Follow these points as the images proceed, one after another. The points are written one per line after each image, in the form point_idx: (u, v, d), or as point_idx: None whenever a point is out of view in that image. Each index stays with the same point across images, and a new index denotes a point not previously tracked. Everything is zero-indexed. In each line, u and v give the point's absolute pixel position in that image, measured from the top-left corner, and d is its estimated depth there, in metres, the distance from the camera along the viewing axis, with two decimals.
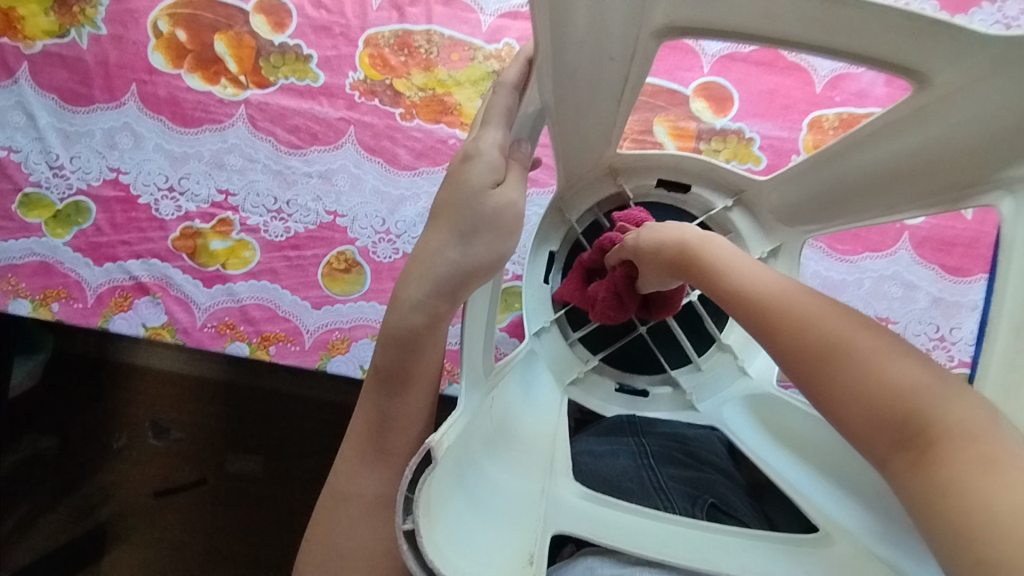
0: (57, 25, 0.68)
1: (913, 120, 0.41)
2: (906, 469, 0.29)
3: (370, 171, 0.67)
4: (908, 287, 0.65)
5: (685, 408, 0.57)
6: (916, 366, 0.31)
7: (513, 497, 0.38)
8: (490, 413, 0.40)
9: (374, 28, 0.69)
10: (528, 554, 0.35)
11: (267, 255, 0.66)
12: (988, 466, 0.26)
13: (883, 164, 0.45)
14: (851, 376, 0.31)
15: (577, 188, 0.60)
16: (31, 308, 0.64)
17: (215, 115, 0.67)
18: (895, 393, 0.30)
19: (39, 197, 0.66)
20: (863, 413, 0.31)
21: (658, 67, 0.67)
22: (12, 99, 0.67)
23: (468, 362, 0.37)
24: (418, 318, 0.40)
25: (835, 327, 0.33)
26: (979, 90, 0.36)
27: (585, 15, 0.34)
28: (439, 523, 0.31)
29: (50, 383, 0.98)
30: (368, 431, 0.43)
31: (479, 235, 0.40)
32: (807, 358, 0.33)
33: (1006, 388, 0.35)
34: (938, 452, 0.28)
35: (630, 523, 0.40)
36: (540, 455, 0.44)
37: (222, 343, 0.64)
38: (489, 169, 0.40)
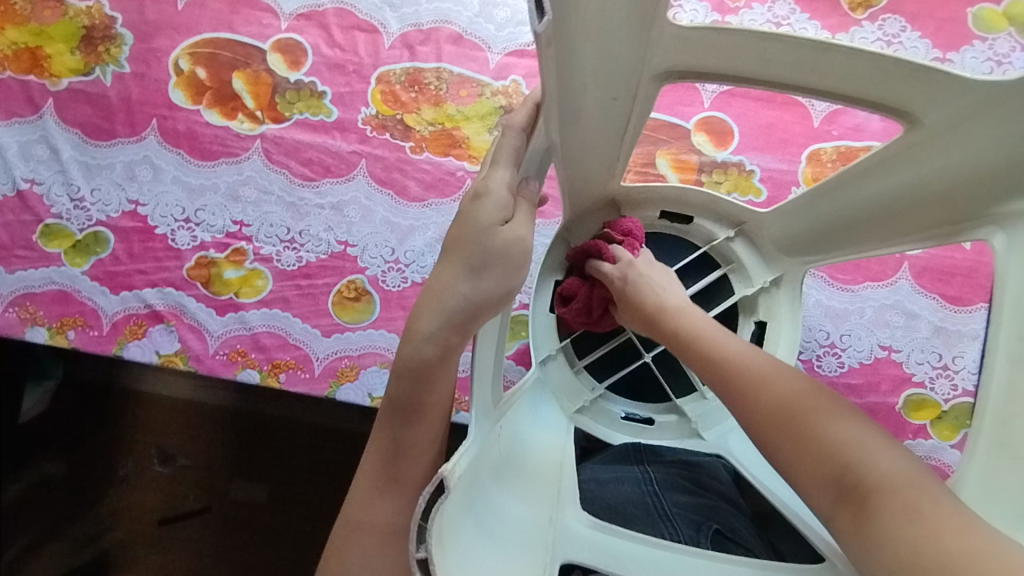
0: (82, 64, 0.71)
1: (905, 158, 0.43)
2: (850, 521, 0.34)
3: (381, 203, 0.69)
4: (909, 316, 0.66)
5: (691, 435, 0.58)
6: (855, 425, 0.36)
7: (522, 526, 0.39)
8: (498, 442, 0.41)
9: (386, 66, 0.72)
10: None
11: (279, 284, 0.67)
12: (916, 516, 0.31)
13: (877, 199, 0.47)
14: (800, 437, 0.37)
15: (582, 219, 0.61)
16: (48, 336, 0.65)
17: (231, 149, 0.70)
18: (837, 453, 0.35)
19: (59, 227, 0.68)
20: (817, 473, 0.36)
21: (661, 102, 0.69)
22: (37, 133, 0.70)
23: (477, 393, 0.38)
24: (430, 349, 0.41)
25: (790, 398, 0.38)
26: (968, 131, 0.38)
27: (590, 61, 0.36)
28: (451, 551, 0.32)
29: (59, 409, 0.99)
30: (380, 459, 0.43)
31: (489, 269, 0.41)
32: (771, 426, 0.38)
33: (1004, 416, 0.36)
34: (875, 506, 0.33)
35: (638, 552, 0.41)
36: (547, 481, 0.44)
37: (233, 370, 0.65)
38: (498, 207, 0.42)
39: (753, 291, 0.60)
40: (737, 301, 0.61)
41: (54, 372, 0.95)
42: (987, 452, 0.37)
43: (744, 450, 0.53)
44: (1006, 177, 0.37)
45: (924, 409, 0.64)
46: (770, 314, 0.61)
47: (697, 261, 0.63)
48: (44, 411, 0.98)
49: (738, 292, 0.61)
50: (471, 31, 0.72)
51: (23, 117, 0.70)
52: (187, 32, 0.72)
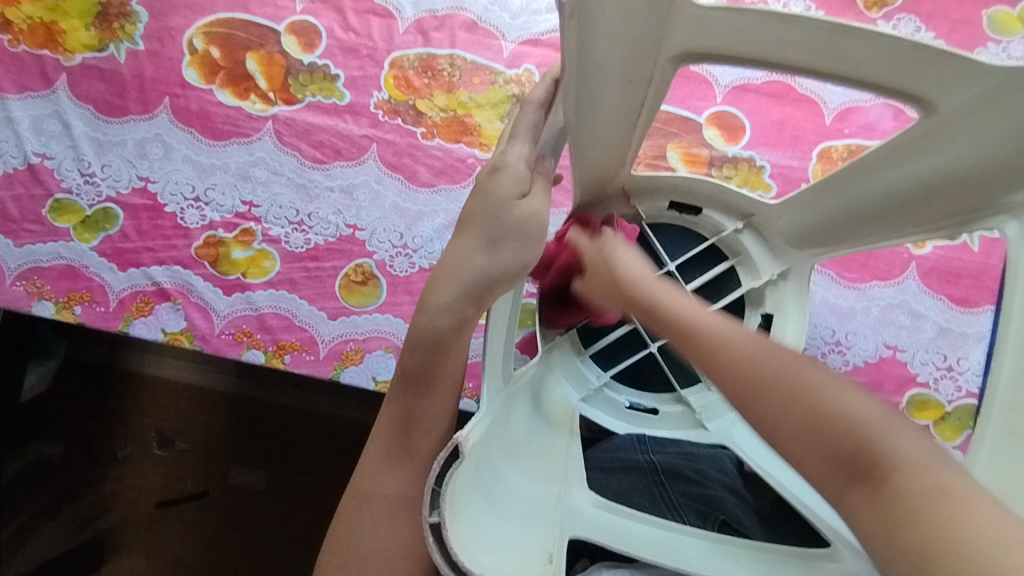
0: (97, 40, 0.71)
1: (918, 148, 0.43)
2: (862, 503, 0.30)
3: (391, 187, 0.69)
4: (915, 316, 0.66)
5: (695, 426, 0.58)
6: (858, 395, 0.32)
7: (530, 502, 0.39)
8: (509, 420, 0.41)
9: (400, 51, 0.72)
10: (547, 555, 0.36)
11: (287, 266, 0.67)
12: (946, 499, 0.27)
13: (888, 189, 0.47)
14: (795, 410, 0.32)
15: (592, 208, 0.61)
16: (55, 311, 0.65)
17: (242, 129, 0.70)
18: (847, 425, 0.31)
19: (69, 203, 0.68)
20: (823, 450, 0.32)
21: (672, 96, 0.69)
22: (49, 108, 0.70)
23: (490, 369, 0.38)
24: (445, 320, 0.41)
25: (776, 362, 0.34)
26: (983, 118, 0.38)
27: (611, 37, 0.36)
28: (463, 518, 0.32)
29: (60, 389, 0.99)
30: (391, 431, 0.44)
31: (505, 243, 0.41)
32: (771, 397, 0.33)
33: (1012, 404, 0.36)
34: (892, 487, 0.29)
35: (644, 531, 0.41)
36: (557, 463, 0.45)
37: (238, 350, 0.65)
38: (516, 181, 0.42)
39: (761, 283, 0.60)
40: (744, 293, 0.62)
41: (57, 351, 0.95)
42: (993, 442, 0.37)
43: (750, 442, 0.53)
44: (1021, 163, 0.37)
45: (927, 409, 0.64)
46: (777, 307, 0.61)
47: (703, 254, 0.64)
48: (46, 390, 0.98)
49: (746, 284, 0.61)
50: (485, 19, 0.72)
51: (35, 91, 0.70)
52: (202, 12, 0.72)
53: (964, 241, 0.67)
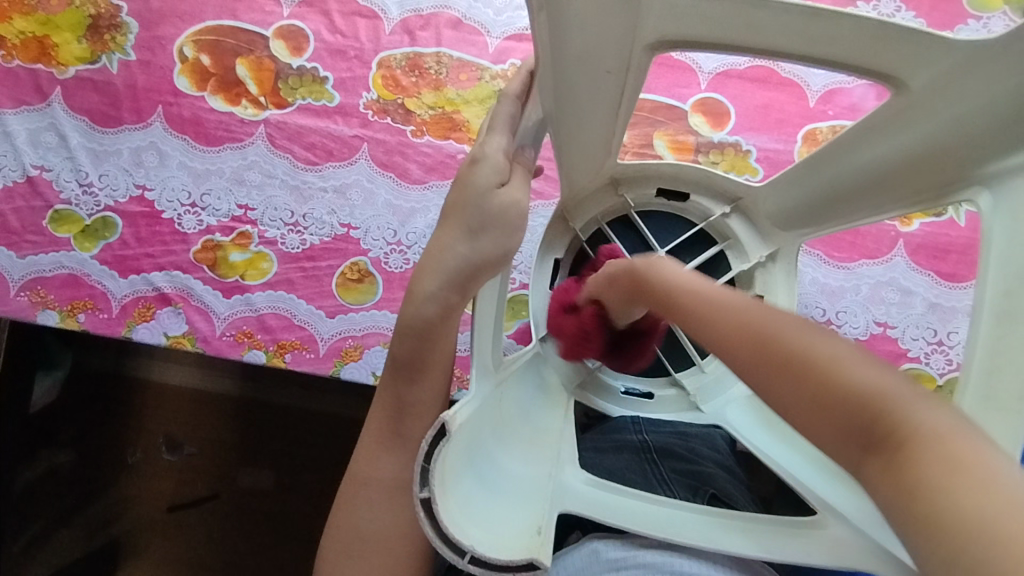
0: (89, 52, 0.72)
1: (895, 123, 0.43)
2: (877, 475, 0.27)
3: (383, 186, 0.70)
4: (905, 292, 0.67)
5: (689, 408, 0.59)
6: (876, 369, 0.28)
7: (521, 482, 0.40)
8: (498, 404, 0.42)
9: (387, 51, 0.73)
10: (535, 527, 0.37)
11: (284, 267, 0.69)
12: (960, 468, 0.24)
13: (864, 167, 0.48)
14: (811, 385, 0.29)
15: (581, 200, 0.63)
16: (59, 319, 0.67)
17: (235, 134, 0.71)
18: (863, 402, 0.27)
19: (69, 213, 0.69)
20: (833, 425, 0.28)
21: (657, 85, 0.70)
22: (45, 121, 0.71)
23: (478, 353, 0.39)
24: (431, 308, 0.43)
25: (788, 332, 0.30)
26: (954, 91, 0.38)
27: (582, 31, 0.37)
28: (453, 491, 0.34)
29: (69, 398, 1.01)
30: (384, 418, 0.45)
31: (486, 232, 0.43)
32: (769, 372, 0.30)
33: (991, 368, 0.37)
34: (907, 457, 0.26)
35: (634, 505, 0.42)
36: (547, 442, 0.46)
37: (240, 351, 0.67)
38: (494, 171, 0.43)
39: (750, 266, 0.61)
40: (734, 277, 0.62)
41: (64, 361, 0.97)
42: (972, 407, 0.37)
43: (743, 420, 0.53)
44: (992, 137, 0.38)
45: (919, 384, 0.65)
46: (766, 289, 0.61)
47: (694, 238, 0.65)
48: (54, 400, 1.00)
49: (735, 267, 0.62)
50: (469, 16, 0.73)
51: (31, 104, 0.71)
52: (191, 20, 0.73)
53: (950, 217, 0.68)
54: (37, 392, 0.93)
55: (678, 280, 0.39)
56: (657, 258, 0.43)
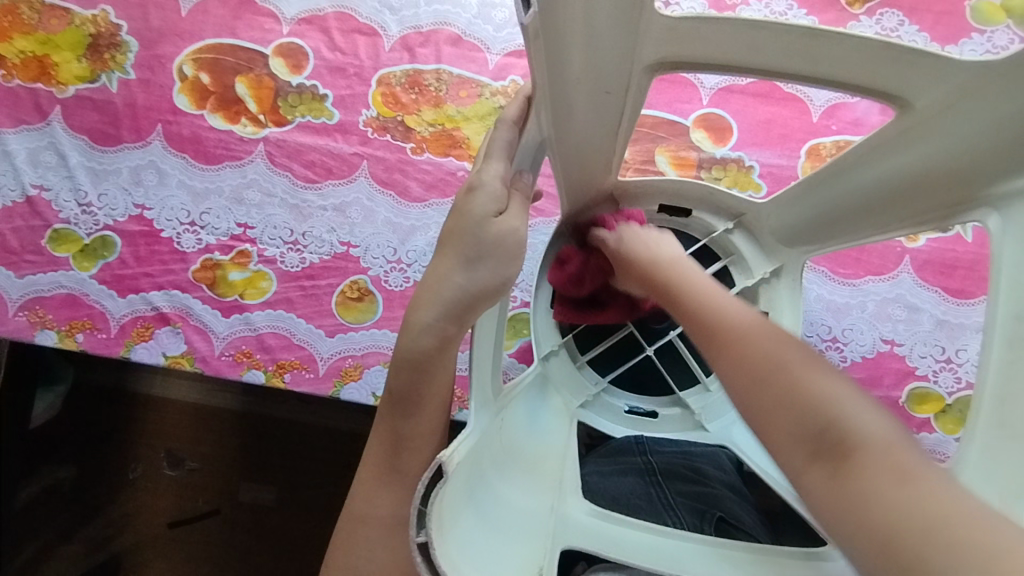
0: (89, 71, 0.72)
1: (904, 140, 0.42)
2: (823, 476, 0.32)
3: (382, 204, 0.70)
4: (912, 309, 0.66)
5: (695, 428, 0.58)
6: (837, 382, 0.35)
7: (524, 516, 0.40)
8: (498, 435, 0.42)
9: (387, 68, 0.72)
10: (535, 567, 0.37)
11: (283, 285, 0.68)
12: (901, 477, 0.30)
13: (866, 188, 0.47)
14: (781, 389, 0.35)
15: (580, 215, 0.62)
16: (57, 339, 0.67)
17: (235, 153, 0.71)
18: (823, 408, 0.33)
19: (68, 232, 0.69)
20: (791, 422, 0.34)
21: (659, 100, 0.69)
22: (45, 140, 0.71)
23: (477, 386, 0.39)
24: (428, 340, 0.42)
25: (774, 348, 0.37)
26: (961, 112, 0.38)
27: (580, 53, 0.36)
28: (451, 535, 0.33)
29: (70, 414, 1.00)
30: (381, 450, 0.44)
31: (484, 260, 0.42)
32: (748, 375, 0.36)
33: (1003, 395, 0.36)
34: (855, 462, 0.31)
35: (637, 537, 0.41)
36: (548, 473, 0.45)
37: (239, 371, 0.67)
38: (491, 199, 0.43)
39: (754, 282, 0.60)
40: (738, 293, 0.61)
41: (64, 377, 0.97)
42: (983, 437, 0.36)
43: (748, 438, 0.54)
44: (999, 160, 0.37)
45: (928, 403, 0.64)
46: (771, 305, 0.60)
47: (697, 254, 0.64)
48: (54, 417, 0.99)
49: (739, 283, 0.61)
50: (469, 33, 0.73)
51: (31, 124, 0.71)
52: (190, 39, 0.72)
53: (957, 233, 0.67)
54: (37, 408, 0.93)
55: (688, 287, 0.45)
56: (679, 256, 0.50)
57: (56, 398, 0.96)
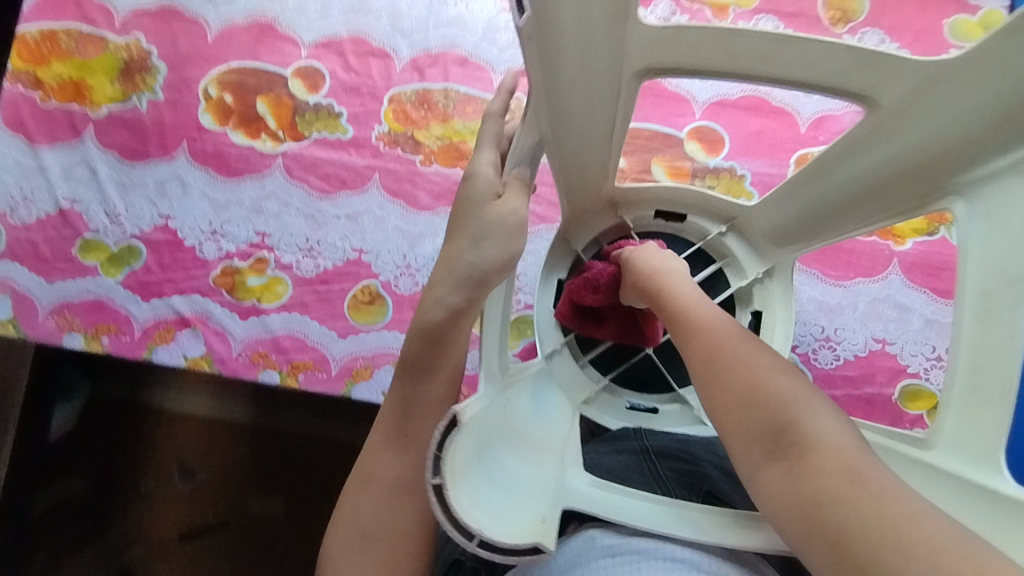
0: (120, 92, 0.77)
1: (870, 137, 0.46)
2: (779, 473, 0.36)
3: (393, 213, 0.74)
4: (902, 309, 0.69)
5: (695, 422, 0.61)
6: (802, 389, 0.38)
7: (530, 481, 0.42)
8: (506, 411, 0.45)
9: (398, 87, 0.77)
10: (540, 517, 0.40)
11: (299, 290, 0.72)
12: (849, 477, 0.33)
13: (844, 183, 0.51)
14: (747, 394, 0.39)
15: (580, 221, 0.65)
16: (84, 341, 0.71)
17: (255, 167, 0.75)
18: (782, 411, 0.37)
19: (96, 241, 0.73)
20: (754, 422, 0.38)
21: (654, 114, 0.74)
22: (78, 156, 0.76)
23: (487, 356, 0.44)
24: (439, 313, 0.46)
25: (745, 356, 0.41)
26: (924, 105, 0.41)
27: (573, 61, 0.40)
28: (465, 482, 0.37)
29: (85, 429, 1.03)
30: (393, 416, 0.48)
31: (489, 238, 0.46)
32: (722, 381, 0.41)
33: (975, 368, 0.37)
34: (808, 462, 0.35)
35: (635, 502, 0.43)
36: (553, 451, 0.48)
37: (255, 371, 0.70)
38: (489, 185, 0.49)
39: (747, 281, 0.63)
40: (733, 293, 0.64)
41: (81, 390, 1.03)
42: (958, 410, 0.38)
43: None
44: (960, 150, 0.40)
45: (920, 399, 0.66)
46: (765, 304, 0.64)
47: (691, 259, 0.66)
48: (71, 431, 1.03)
49: (733, 284, 0.64)
50: (475, 54, 0.78)
51: (65, 141, 0.76)
52: (215, 62, 0.78)
53: (943, 236, 0.70)
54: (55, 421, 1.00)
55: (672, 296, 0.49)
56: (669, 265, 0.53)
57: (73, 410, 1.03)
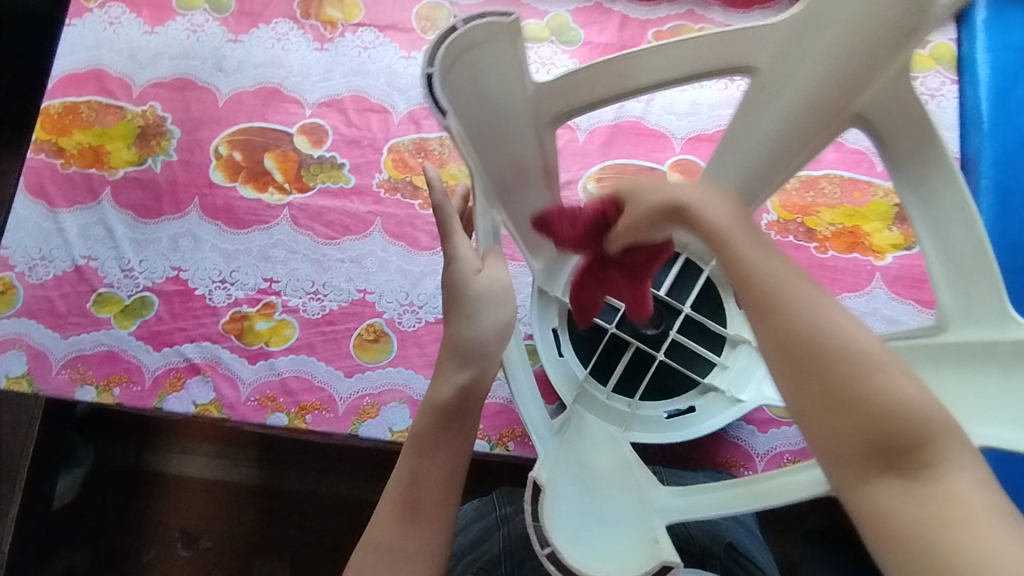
0: (137, 156, 0.82)
1: (758, 108, 0.55)
2: (891, 492, 0.31)
3: (395, 254, 0.78)
4: (890, 320, 0.71)
5: (732, 404, 0.65)
6: (922, 397, 0.32)
7: (619, 513, 0.49)
8: (565, 461, 0.51)
9: (396, 138, 0.82)
10: (651, 539, 0.45)
11: (305, 331, 0.74)
12: (986, 517, 0.29)
13: (757, 149, 0.58)
14: (856, 401, 0.32)
15: (550, 272, 0.68)
16: (96, 393, 0.72)
17: (263, 217, 0.79)
18: (902, 425, 0.32)
19: (111, 295, 0.76)
20: (860, 435, 0.32)
21: (636, 151, 0.79)
22: (95, 217, 0.80)
23: (529, 420, 0.51)
24: (448, 389, 0.49)
25: (853, 348, 0.33)
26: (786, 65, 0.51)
27: (490, 73, 0.49)
28: (569, 540, 0.42)
29: (87, 498, 1.01)
30: (402, 489, 0.48)
31: (482, 311, 0.48)
32: (821, 379, 0.33)
33: (953, 261, 0.46)
34: (934, 491, 0.30)
35: (713, 499, 0.49)
36: (628, 482, 0.54)
37: (264, 414, 0.71)
38: (473, 260, 0.49)
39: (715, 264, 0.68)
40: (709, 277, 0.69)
41: (85, 458, 1.00)
42: (948, 281, 0.46)
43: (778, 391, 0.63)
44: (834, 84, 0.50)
45: None
46: None
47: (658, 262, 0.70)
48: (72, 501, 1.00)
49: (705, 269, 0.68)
50: None
51: (83, 204, 0.80)
52: (226, 124, 0.83)
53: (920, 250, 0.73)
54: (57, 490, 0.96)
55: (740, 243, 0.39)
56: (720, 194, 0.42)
57: (76, 480, 0.99)
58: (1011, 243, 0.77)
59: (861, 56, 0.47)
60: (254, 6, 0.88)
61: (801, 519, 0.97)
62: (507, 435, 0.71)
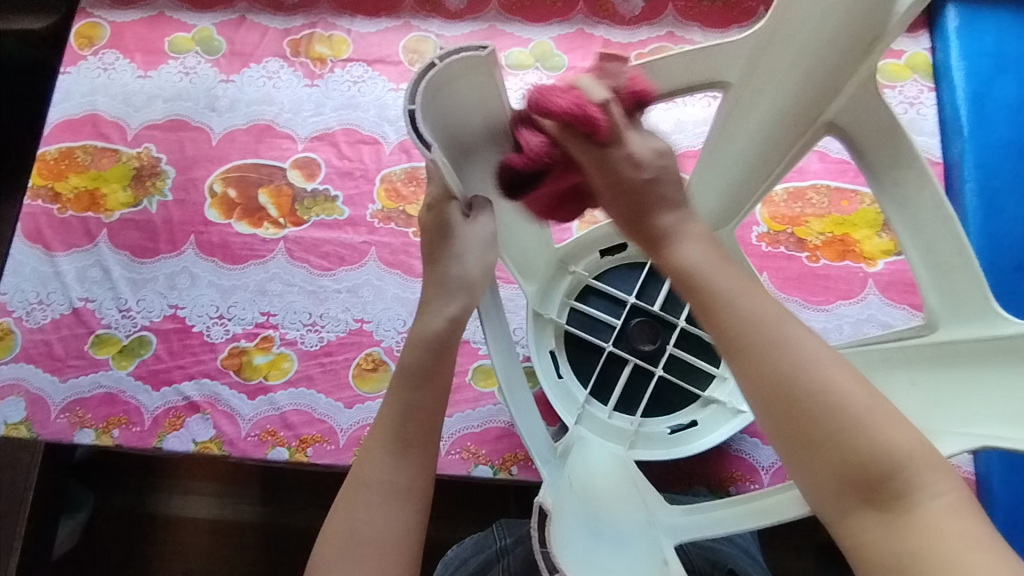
0: (133, 197, 0.83)
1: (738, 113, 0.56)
2: (870, 523, 0.33)
3: (391, 282, 0.78)
4: (885, 325, 0.72)
5: (734, 415, 0.65)
6: (905, 433, 0.33)
7: (627, 532, 0.49)
8: (573, 483, 0.52)
9: (388, 168, 0.84)
10: (660, 560, 0.46)
11: (304, 363, 0.74)
12: (941, 534, 0.31)
13: (745, 154, 0.59)
14: (838, 451, 0.33)
15: (542, 292, 0.68)
16: (95, 436, 0.72)
17: (259, 252, 0.80)
18: (869, 463, 0.33)
19: (108, 336, 0.76)
20: (840, 476, 0.33)
21: None
22: (91, 259, 0.80)
23: (532, 445, 0.52)
24: (439, 323, 0.49)
25: (844, 394, 0.34)
26: (765, 72, 0.52)
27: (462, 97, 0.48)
28: (576, 563, 0.42)
29: (89, 545, 1.00)
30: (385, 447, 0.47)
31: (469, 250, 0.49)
32: (795, 432, 0.34)
33: (937, 261, 0.48)
34: (904, 521, 0.32)
35: (723, 514, 0.49)
36: (635, 498, 0.53)
37: (264, 449, 0.71)
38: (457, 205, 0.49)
39: None
40: None
41: (85, 503, 0.98)
42: (932, 279, 0.49)
43: None
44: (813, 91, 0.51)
45: None
46: None
47: (648, 278, 0.70)
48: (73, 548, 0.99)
49: None
50: None
51: (80, 246, 0.81)
52: (220, 162, 0.84)
53: None
54: (57, 538, 0.94)
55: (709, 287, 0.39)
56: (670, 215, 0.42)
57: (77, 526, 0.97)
58: (998, 243, 0.79)
59: (832, 65, 0.48)
60: (245, 46, 0.90)
61: (811, 532, 0.96)
62: (510, 459, 0.71)
